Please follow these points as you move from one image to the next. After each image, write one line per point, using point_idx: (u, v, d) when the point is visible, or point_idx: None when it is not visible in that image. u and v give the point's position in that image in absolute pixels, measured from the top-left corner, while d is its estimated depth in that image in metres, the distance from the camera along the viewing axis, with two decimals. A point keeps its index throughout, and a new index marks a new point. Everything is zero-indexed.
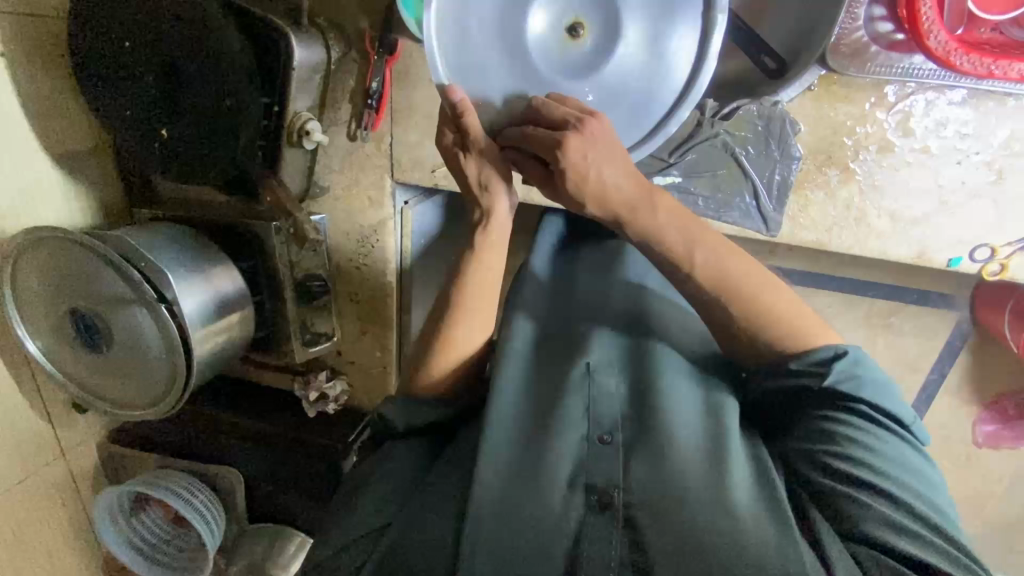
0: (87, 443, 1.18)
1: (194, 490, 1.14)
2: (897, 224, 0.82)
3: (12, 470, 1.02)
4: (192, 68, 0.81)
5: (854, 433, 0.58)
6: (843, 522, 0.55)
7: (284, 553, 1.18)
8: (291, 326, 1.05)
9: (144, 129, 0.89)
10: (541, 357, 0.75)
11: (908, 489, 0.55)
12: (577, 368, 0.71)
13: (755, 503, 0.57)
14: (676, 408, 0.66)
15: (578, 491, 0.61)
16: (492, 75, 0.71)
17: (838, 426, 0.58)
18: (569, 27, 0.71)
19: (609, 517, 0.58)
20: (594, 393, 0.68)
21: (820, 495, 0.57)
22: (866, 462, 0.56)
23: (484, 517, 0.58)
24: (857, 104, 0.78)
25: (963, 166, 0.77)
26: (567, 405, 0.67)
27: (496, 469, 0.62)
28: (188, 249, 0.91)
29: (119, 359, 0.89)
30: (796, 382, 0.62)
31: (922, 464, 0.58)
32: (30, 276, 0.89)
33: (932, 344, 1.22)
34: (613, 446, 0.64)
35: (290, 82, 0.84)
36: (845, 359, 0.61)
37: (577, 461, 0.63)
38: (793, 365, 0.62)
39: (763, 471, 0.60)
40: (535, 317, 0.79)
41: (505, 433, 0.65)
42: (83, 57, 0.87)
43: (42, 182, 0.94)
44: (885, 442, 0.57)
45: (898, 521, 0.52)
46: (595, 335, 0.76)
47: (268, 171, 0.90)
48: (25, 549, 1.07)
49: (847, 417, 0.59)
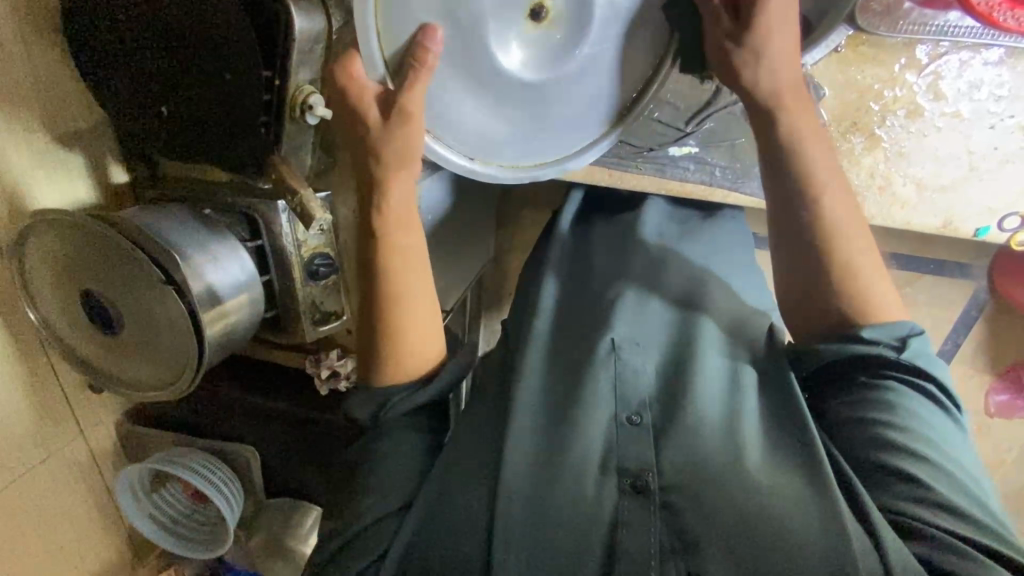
0: (104, 424, 1.19)
1: (212, 469, 1.16)
2: (922, 193, 0.79)
3: (35, 449, 1.05)
4: (192, 40, 0.78)
5: (909, 412, 0.60)
6: (891, 497, 0.56)
7: (302, 524, 1.23)
8: (302, 306, 1.04)
9: (146, 107, 0.86)
10: (560, 333, 0.77)
11: (962, 474, 0.57)
12: (603, 345, 0.70)
13: (797, 489, 0.56)
14: (699, 389, 0.65)
15: (610, 475, 0.61)
16: (579, 103, 0.81)
17: (897, 401, 0.60)
18: (532, 14, 0.73)
19: (645, 500, 0.58)
20: (620, 373, 0.68)
21: (870, 473, 0.59)
22: (923, 439, 0.58)
23: (514, 499, 0.58)
24: (885, 66, 0.73)
25: (996, 130, 0.74)
26: (595, 383, 0.67)
27: (519, 457, 0.61)
28: (193, 226, 0.89)
29: (132, 341, 0.89)
30: (868, 349, 0.63)
31: (969, 453, 0.60)
32: (36, 261, 0.88)
33: (948, 315, 1.21)
34: (643, 427, 0.63)
35: (291, 53, 0.77)
36: (919, 338, 0.64)
37: (606, 444, 0.63)
38: (865, 331, 0.64)
39: (808, 452, 0.59)
40: (550, 308, 0.79)
41: (528, 416, 0.65)
42: (77, 32, 0.84)
43: (45, 161, 0.93)
44: (937, 424, 0.60)
45: (952, 504, 0.54)
46: (619, 302, 0.75)
47: (272, 147, 0.84)
48: (53, 524, 1.11)
49: (904, 392, 0.61)
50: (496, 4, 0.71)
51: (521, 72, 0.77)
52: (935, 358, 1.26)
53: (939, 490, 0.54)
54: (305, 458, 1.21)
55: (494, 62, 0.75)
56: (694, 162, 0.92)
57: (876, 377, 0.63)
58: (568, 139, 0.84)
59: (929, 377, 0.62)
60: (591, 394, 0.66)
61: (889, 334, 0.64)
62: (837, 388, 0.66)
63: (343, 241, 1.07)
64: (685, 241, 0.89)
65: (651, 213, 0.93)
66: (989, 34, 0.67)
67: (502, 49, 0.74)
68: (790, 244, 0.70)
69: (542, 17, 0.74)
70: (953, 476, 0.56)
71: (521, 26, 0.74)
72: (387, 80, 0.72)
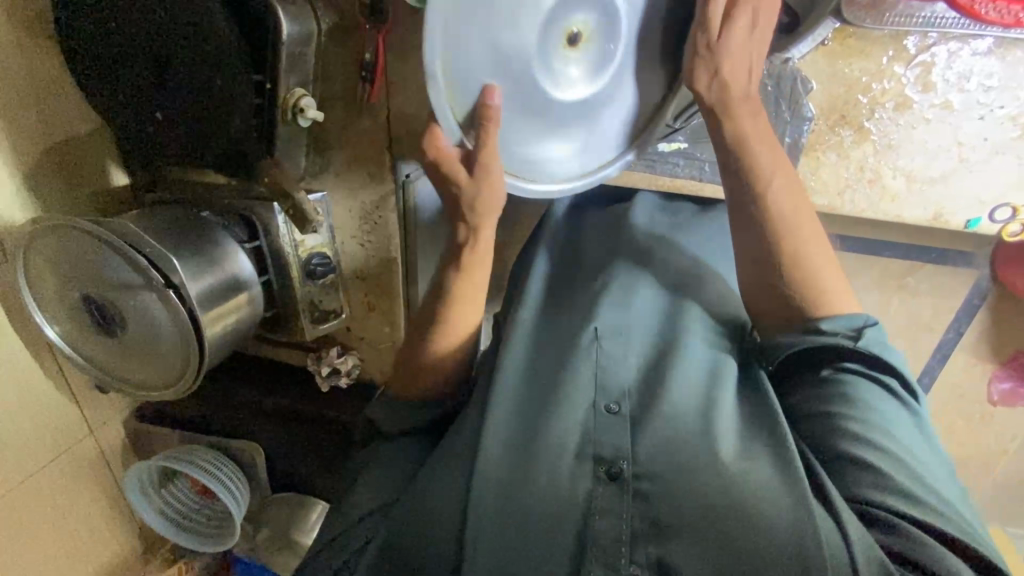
0: (113, 422, 1.22)
1: (219, 464, 1.19)
2: (912, 185, 0.78)
3: (46, 447, 1.08)
4: (182, 46, 0.79)
5: (870, 403, 0.62)
6: (853, 489, 0.58)
7: (307, 520, 1.24)
8: (300, 305, 1.07)
9: (143, 113, 0.87)
10: (546, 323, 0.78)
11: (921, 461, 0.59)
12: (586, 334, 0.71)
13: (768, 478, 0.57)
14: (678, 382, 0.66)
15: (586, 462, 0.62)
16: (617, 112, 0.81)
17: (857, 393, 0.62)
18: (569, 38, 0.71)
19: (619, 487, 0.60)
20: (600, 361, 0.69)
21: (833, 463, 0.60)
22: (884, 430, 0.59)
23: (494, 484, 0.60)
24: (873, 59, 0.72)
25: (985, 120, 0.73)
26: (575, 371, 0.68)
27: (499, 447, 0.63)
28: (193, 230, 0.91)
29: (134, 343, 0.91)
30: (830, 340, 0.64)
31: (929, 436, 0.62)
32: (38, 266, 0.89)
33: (948, 305, 1.20)
34: (619, 415, 0.65)
35: (279, 57, 0.79)
36: (875, 328, 0.66)
37: (583, 430, 0.64)
38: (823, 324, 0.66)
39: (779, 441, 0.60)
40: (538, 304, 0.80)
41: (510, 407, 0.67)
42: (71, 45, 0.85)
43: (46, 167, 0.95)
44: (896, 412, 0.62)
45: (913, 492, 0.56)
46: (603, 296, 0.76)
47: (267, 154, 0.86)
48: (66, 520, 1.14)
49: (863, 383, 0.63)
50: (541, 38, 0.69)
51: (575, 95, 0.76)
52: (937, 347, 1.26)
53: (900, 480, 0.56)
54: (306, 454, 1.22)
55: (548, 94, 0.73)
56: (683, 157, 0.93)
57: (836, 370, 0.65)
58: (607, 148, 0.83)
59: (886, 364, 0.64)
60: (572, 380, 0.67)
61: (847, 325, 0.66)
62: (803, 382, 0.68)
63: (341, 241, 1.09)
64: (675, 233, 0.89)
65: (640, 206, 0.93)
66: (975, 26, 0.67)
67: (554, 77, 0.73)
68: (755, 239, 0.71)
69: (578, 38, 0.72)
70: (913, 464, 0.58)
71: (563, 52, 0.72)
72: (466, 139, 0.71)
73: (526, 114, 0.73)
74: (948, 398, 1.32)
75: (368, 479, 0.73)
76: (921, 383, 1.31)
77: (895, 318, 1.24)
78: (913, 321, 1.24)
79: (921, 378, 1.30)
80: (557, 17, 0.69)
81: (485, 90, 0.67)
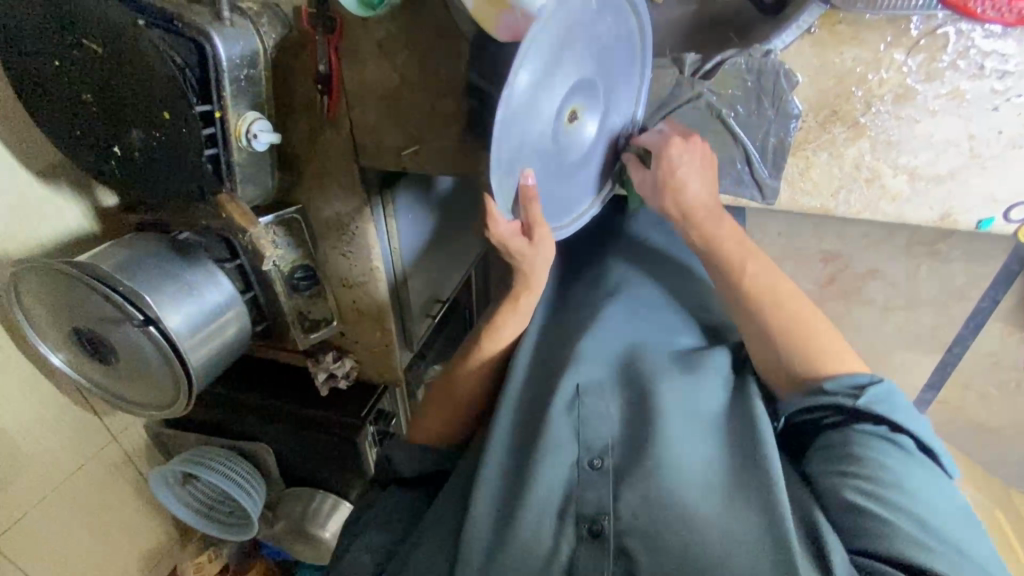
0: (135, 426, 1.29)
1: (233, 463, 1.26)
2: (915, 183, 0.77)
3: (73, 457, 1.15)
4: (126, 81, 0.74)
5: (879, 459, 0.62)
6: (861, 541, 0.58)
7: (320, 513, 1.29)
8: (289, 317, 1.07)
9: (97, 151, 0.83)
10: (538, 376, 0.82)
11: (937, 518, 0.58)
12: (567, 388, 0.75)
13: (748, 528, 0.60)
14: (656, 435, 0.68)
15: (568, 522, 0.67)
16: (606, 147, 0.80)
17: (867, 450, 0.63)
18: (569, 117, 0.69)
19: (601, 544, 0.64)
20: (582, 415, 0.73)
21: (839, 514, 0.61)
22: (893, 486, 0.60)
23: (477, 551, 0.66)
24: (868, 47, 0.69)
25: (1001, 110, 0.69)
26: (556, 428, 0.72)
27: (489, 509, 0.70)
28: (166, 259, 0.91)
29: (128, 369, 0.95)
30: (832, 397, 0.66)
31: (949, 493, 0.62)
32: (31, 304, 0.93)
33: (984, 272, 1.12)
34: (604, 471, 0.69)
35: (224, 82, 0.75)
36: (880, 386, 0.66)
37: (567, 487, 0.69)
38: (826, 384, 0.67)
39: (767, 490, 0.62)
40: (535, 355, 0.85)
41: (495, 471, 0.72)
42: (18, 87, 0.80)
43: (33, 196, 0.96)
44: (912, 469, 0.62)
45: (922, 544, 0.56)
46: (581, 346, 0.79)
47: (218, 182, 0.82)
48: (103, 516, 1.24)
49: (879, 439, 0.64)
50: (546, 134, 0.68)
51: (591, 130, 0.74)
52: (971, 316, 1.18)
53: (908, 532, 0.56)
54: (312, 454, 1.27)
55: (559, 162, 0.73)
56: None
57: (852, 428, 0.65)
58: (600, 176, 0.82)
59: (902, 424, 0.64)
60: (551, 437, 0.71)
61: (849, 385, 0.67)
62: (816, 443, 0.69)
63: (322, 250, 1.08)
64: (648, 260, 0.94)
65: (638, 231, 0.99)
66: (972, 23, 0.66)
67: (563, 150, 0.72)
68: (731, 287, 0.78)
69: (574, 113, 0.70)
70: (923, 519, 0.58)
71: (567, 130, 0.71)
72: (516, 212, 0.73)
73: (558, 173, 0.74)
74: (979, 367, 1.25)
75: (361, 538, 0.77)
76: (953, 352, 1.24)
77: (925, 286, 1.16)
78: (942, 291, 1.16)
79: (953, 347, 1.24)
80: (555, 88, 0.65)
81: (522, 194, 0.70)
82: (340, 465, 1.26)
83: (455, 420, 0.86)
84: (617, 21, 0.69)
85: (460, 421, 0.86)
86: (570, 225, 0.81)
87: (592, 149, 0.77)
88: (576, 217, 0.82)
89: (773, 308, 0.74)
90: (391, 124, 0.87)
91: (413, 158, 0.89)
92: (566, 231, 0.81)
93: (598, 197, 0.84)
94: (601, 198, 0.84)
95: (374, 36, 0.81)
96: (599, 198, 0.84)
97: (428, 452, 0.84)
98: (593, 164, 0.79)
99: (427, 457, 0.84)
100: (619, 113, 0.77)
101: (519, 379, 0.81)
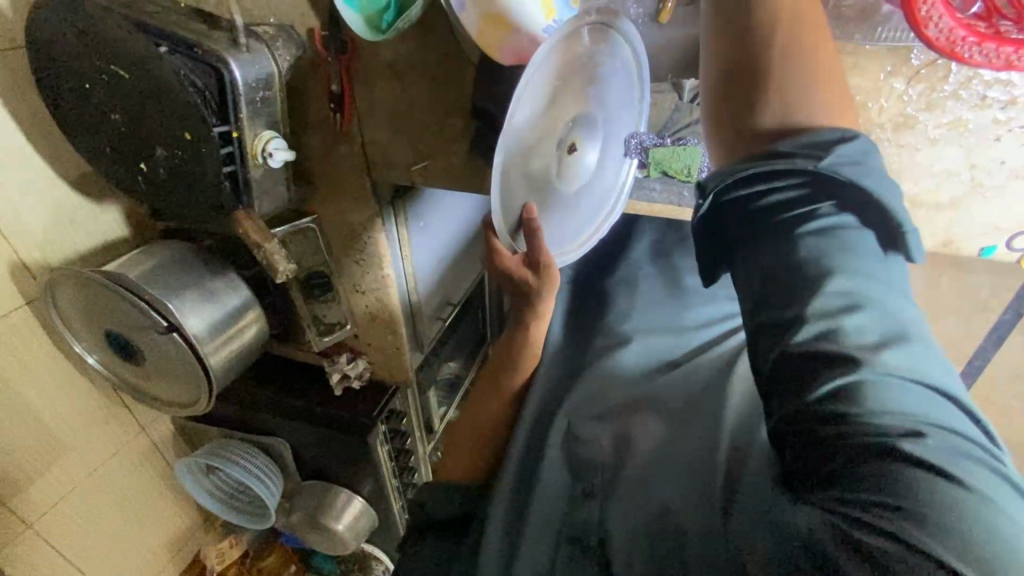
0: (162, 419, 1.37)
1: (252, 457, 1.31)
2: (917, 209, 0.80)
3: (104, 448, 1.23)
4: (150, 103, 0.79)
5: (839, 265, 0.52)
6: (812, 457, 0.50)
7: (335, 505, 1.35)
8: (303, 319, 1.13)
9: (125, 166, 0.88)
10: (540, 401, 0.88)
11: (893, 382, 0.48)
12: (562, 421, 0.83)
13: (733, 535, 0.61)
14: (638, 462, 0.74)
15: (565, 540, 0.73)
16: (606, 175, 0.82)
17: (825, 252, 0.52)
18: (568, 147, 0.73)
19: (592, 556, 0.70)
20: (576, 443, 0.81)
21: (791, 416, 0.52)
22: (843, 311, 0.50)
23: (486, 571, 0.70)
24: (869, 75, 0.69)
25: (1004, 142, 0.72)
26: (549, 455, 0.79)
27: (499, 525, 0.74)
28: (189, 269, 0.96)
29: (154, 369, 1.01)
30: (787, 161, 0.53)
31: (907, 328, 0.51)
32: (68, 309, 0.99)
33: (1007, 283, 1.09)
34: (594, 497, 0.75)
35: (240, 104, 0.79)
36: (850, 144, 0.53)
37: (563, 509, 0.76)
38: (784, 144, 0.54)
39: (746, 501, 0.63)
40: (548, 384, 0.90)
41: (505, 493, 0.77)
42: (57, 110, 0.86)
43: (69, 206, 1.03)
44: (866, 276, 0.52)
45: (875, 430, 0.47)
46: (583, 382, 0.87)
47: (236, 197, 0.86)
48: (133, 502, 1.33)
49: (833, 229, 0.53)
50: (545, 164, 0.72)
51: (591, 159, 0.78)
52: (992, 327, 1.16)
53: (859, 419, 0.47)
54: (328, 450, 1.32)
55: (561, 192, 0.76)
56: (657, 181, 0.86)
57: (808, 211, 0.54)
58: (605, 203, 0.85)
59: (865, 196, 0.53)
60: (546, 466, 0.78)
61: (814, 144, 0.54)
62: (747, 231, 0.58)
63: (337, 257, 1.10)
64: (653, 292, 1.01)
65: (633, 254, 1.09)
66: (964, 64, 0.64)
67: (564, 180, 0.76)
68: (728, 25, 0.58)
69: (573, 143, 0.74)
70: (873, 380, 0.48)
71: (567, 160, 0.74)
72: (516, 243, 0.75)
73: (561, 202, 0.77)
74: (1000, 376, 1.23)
75: None
76: (973, 364, 1.22)
77: (946, 297, 1.14)
78: (964, 302, 1.14)
79: (973, 359, 1.22)
80: (545, 124, 0.69)
81: (526, 227, 0.72)
82: (354, 462, 1.32)
83: (480, 447, 0.86)
84: (609, 54, 0.72)
85: (482, 451, 0.86)
86: (576, 251, 0.83)
87: (593, 176, 0.80)
88: (581, 242, 0.84)
89: (790, 54, 0.56)
90: (400, 141, 0.90)
91: (422, 173, 0.92)
92: (573, 257, 0.83)
93: (601, 222, 0.86)
94: (605, 222, 0.86)
95: (383, 58, 0.83)
96: (601, 222, 0.86)
97: (454, 489, 0.82)
98: (595, 192, 0.82)
99: (455, 492, 0.82)
100: (614, 139, 0.80)
101: (529, 410, 0.86)
